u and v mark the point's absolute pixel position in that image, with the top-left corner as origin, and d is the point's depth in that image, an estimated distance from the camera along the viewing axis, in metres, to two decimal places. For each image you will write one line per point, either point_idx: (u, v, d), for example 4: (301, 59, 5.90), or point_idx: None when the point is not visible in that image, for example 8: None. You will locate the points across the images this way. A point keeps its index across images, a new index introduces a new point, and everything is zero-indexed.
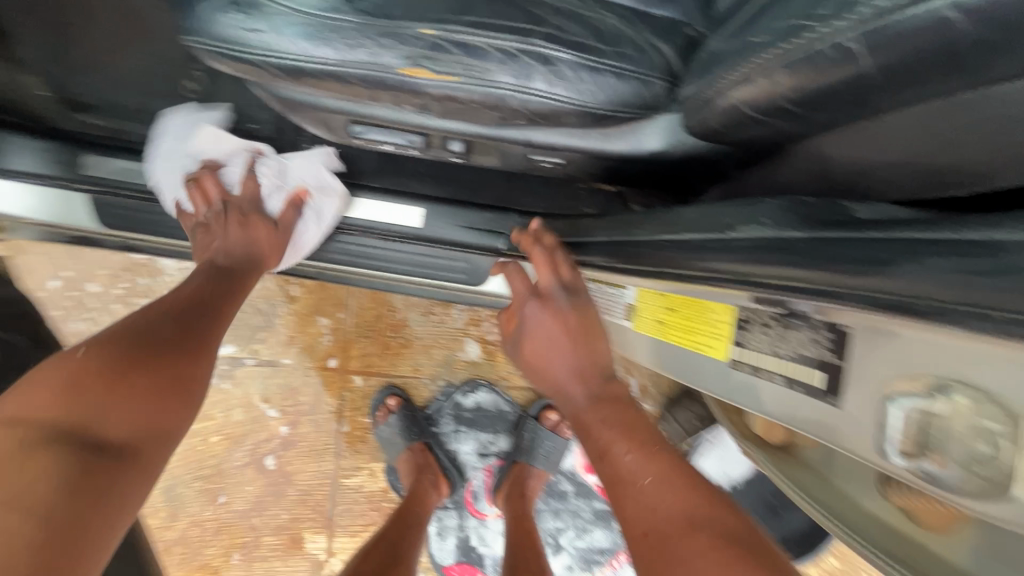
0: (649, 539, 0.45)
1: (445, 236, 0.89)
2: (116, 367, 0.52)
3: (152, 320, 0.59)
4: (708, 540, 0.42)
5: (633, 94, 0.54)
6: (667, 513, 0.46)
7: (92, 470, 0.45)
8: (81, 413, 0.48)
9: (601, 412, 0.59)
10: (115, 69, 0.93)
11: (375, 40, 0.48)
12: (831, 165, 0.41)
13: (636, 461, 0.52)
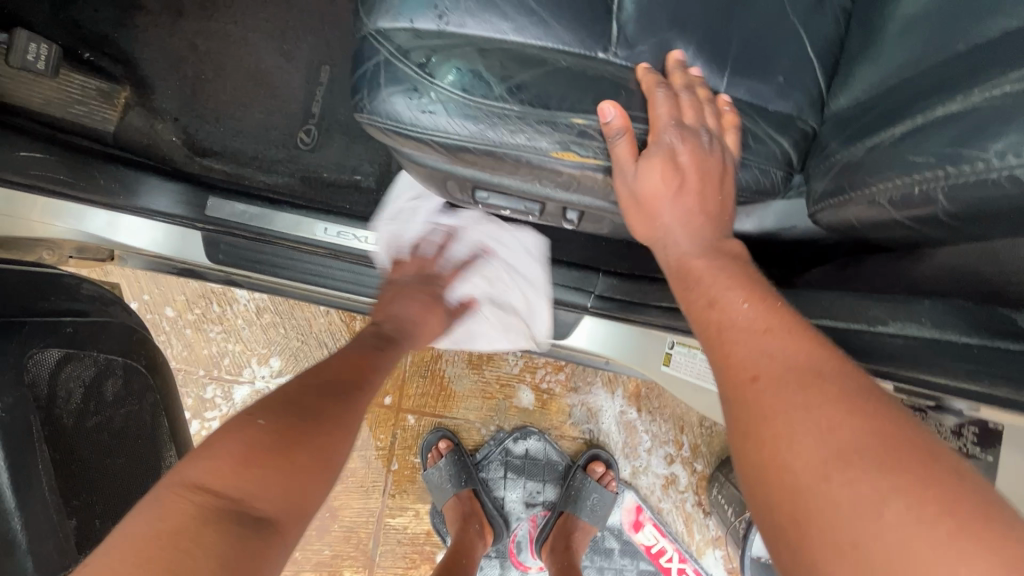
0: (754, 387, 0.42)
1: (534, 290, 0.92)
2: (278, 449, 0.51)
3: (303, 401, 0.59)
4: (832, 391, 0.39)
5: (754, 182, 0.60)
6: (781, 364, 0.43)
7: (242, 540, 0.44)
8: (235, 486, 0.47)
9: (701, 267, 0.55)
10: (236, 120, 1.02)
11: (532, 127, 0.54)
12: (969, 272, 0.45)
13: (746, 316, 0.48)
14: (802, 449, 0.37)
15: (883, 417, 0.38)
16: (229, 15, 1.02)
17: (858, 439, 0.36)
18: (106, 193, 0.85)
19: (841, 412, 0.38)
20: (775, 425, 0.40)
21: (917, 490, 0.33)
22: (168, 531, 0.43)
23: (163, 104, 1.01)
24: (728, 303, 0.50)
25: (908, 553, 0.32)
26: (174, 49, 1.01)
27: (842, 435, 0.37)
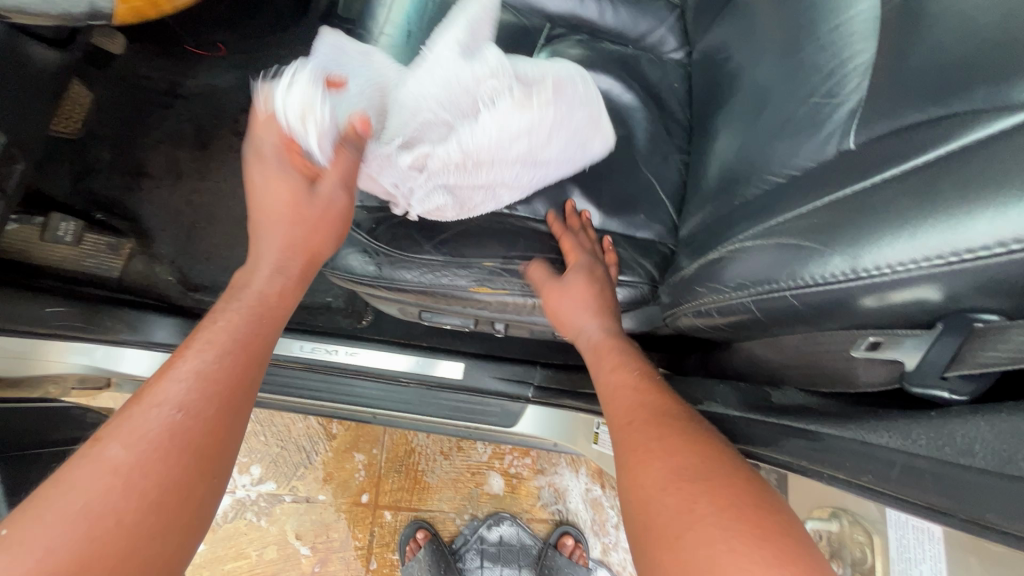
0: (624, 425, 0.59)
1: (484, 385, 1.07)
2: (179, 472, 0.47)
3: (213, 375, 0.52)
4: (678, 430, 0.55)
5: (628, 295, 0.81)
6: (645, 409, 0.59)
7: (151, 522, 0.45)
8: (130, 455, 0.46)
9: (598, 345, 0.72)
10: (225, 259, 1.20)
11: (454, 269, 0.74)
12: (755, 364, 0.61)
13: (625, 378, 0.65)
14: (643, 463, 0.53)
15: (704, 444, 0.53)
16: (220, 175, 1.24)
17: (678, 456, 0.52)
18: (111, 331, 1.01)
19: (678, 436, 0.54)
20: (628, 449, 0.56)
21: (730, 506, 0.46)
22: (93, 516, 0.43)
23: (162, 250, 1.19)
24: (612, 369, 0.67)
25: (719, 544, 0.43)
26: (173, 205, 1.22)
27: (683, 456, 0.52)
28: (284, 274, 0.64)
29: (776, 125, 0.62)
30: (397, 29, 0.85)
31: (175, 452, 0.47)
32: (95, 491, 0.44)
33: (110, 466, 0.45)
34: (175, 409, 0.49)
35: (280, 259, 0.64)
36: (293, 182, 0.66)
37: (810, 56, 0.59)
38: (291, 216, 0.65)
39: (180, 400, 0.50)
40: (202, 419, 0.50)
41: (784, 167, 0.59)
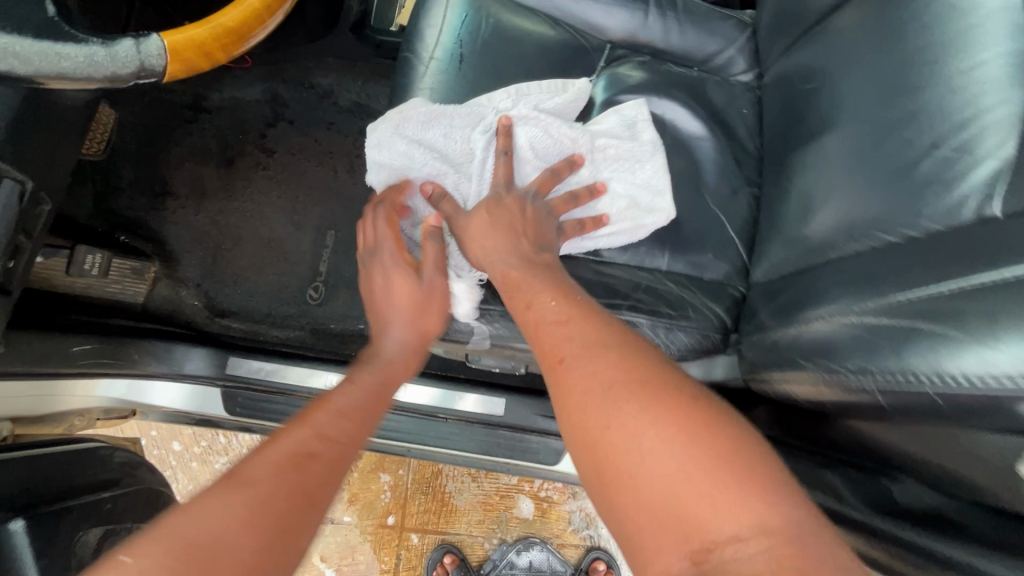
0: (613, 456, 0.44)
1: (527, 422, 1.01)
2: (326, 483, 0.49)
3: (354, 408, 0.57)
4: (611, 354, 0.50)
5: (697, 342, 0.73)
6: (639, 419, 0.44)
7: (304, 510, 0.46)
8: (295, 450, 0.49)
9: (564, 337, 0.53)
10: (254, 282, 1.15)
11: (513, 318, 0.72)
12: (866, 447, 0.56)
13: (600, 377, 0.48)
14: (651, 522, 0.40)
15: (733, 472, 0.40)
16: (246, 193, 1.19)
17: (676, 443, 0.42)
18: (140, 363, 0.98)
19: (699, 471, 0.40)
20: (631, 498, 0.42)
21: (697, 449, 0.41)
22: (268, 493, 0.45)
23: (188, 273, 1.14)
24: (587, 370, 0.49)
25: (718, 514, 0.38)
26: (199, 226, 1.17)
27: (619, 383, 0.47)
28: (404, 361, 0.67)
29: (888, 175, 0.55)
30: (447, 52, 0.78)
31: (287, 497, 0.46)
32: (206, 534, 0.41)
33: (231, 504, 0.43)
34: (291, 457, 0.49)
35: (405, 348, 0.68)
36: (405, 276, 0.70)
37: (931, 100, 0.53)
38: (407, 309, 0.69)
39: (293, 449, 0.49)
40: (349, 435, 0.54)
41: (902, 226, 0.53)
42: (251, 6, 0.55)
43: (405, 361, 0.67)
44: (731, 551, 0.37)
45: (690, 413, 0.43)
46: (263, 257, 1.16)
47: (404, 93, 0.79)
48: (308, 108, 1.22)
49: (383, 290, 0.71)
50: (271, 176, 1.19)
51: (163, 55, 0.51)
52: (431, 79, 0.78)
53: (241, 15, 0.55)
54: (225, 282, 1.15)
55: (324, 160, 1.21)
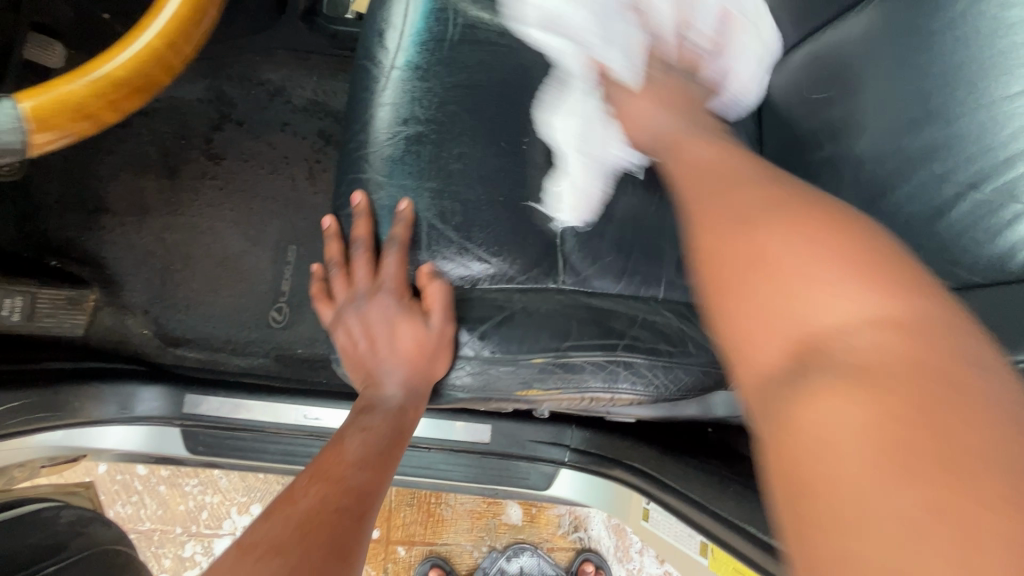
0: (753, 254, 0.40)
1: (515, 448, 0.96)
2: (344, 530, 0.50)
3: (365, 459, 0.60)
4: (744, 182, 0.47)
5: (699, 381, 0.65)
6: (799, 237, 0.39)
7: (329, 554, 0.47)
8: (310, 507, 0.51)
9: (742, 164, 0.50)
10: (208, 305, 1.04)
11: (494, 368, 0.62)
12: None
13: (767, 203, 0.43)
14: (762, 323, 0.38)
15: (905, 304, 0.34)
16: (194, 207, 1.07)
17: (814, 231, 0.39)
18: (82, 411, 0.88)
19: (833, 283, 0.36)
20: (754, 303, 0.39)
21: (822, 251, 0.37)
22: (288, 546, 0.46)
23: (133, 298, 1.03)
24: (762, 205, 0.43)
25: (834, 306, 0.35)
26: (141, 246, 1.05)
27: (750, 206, 0.43)
28: (404, 407, 0.65)
29: (913, 214, 0.50)
30: (409, 58, 0.67)
31: (298, 545, 0.47)
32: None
33: (249, 557, 0.45)
34: (304, 513, 0.51)
35: (403, 394, 0.65)
36: (405, 317, 0.64)
37: (969, 132, 0.47)
38: (411, 356, 0.63)
39: (311, 508, 0.51)
40: (362, 488, 0.56)
41: (934, 272, 0.49)
42: (152, 47, 0.47)
43: (406, 410, 0.65)
44: (846, 347, 0.33)
45: (888, 273, 0.36)
46: (215, 278, 1.05)
47: (361, 107, 0.68)
48: (257, 108, 1.10)
49: (384, 338, 0.66)
50: (220, 187, 1.08)
51: (19, 128, 0.42)
52: (394, 91, 0.66)
53: (135, 59, 0.46)
54: (172, 305, 1.04)
55: (281, 168, 1.09)
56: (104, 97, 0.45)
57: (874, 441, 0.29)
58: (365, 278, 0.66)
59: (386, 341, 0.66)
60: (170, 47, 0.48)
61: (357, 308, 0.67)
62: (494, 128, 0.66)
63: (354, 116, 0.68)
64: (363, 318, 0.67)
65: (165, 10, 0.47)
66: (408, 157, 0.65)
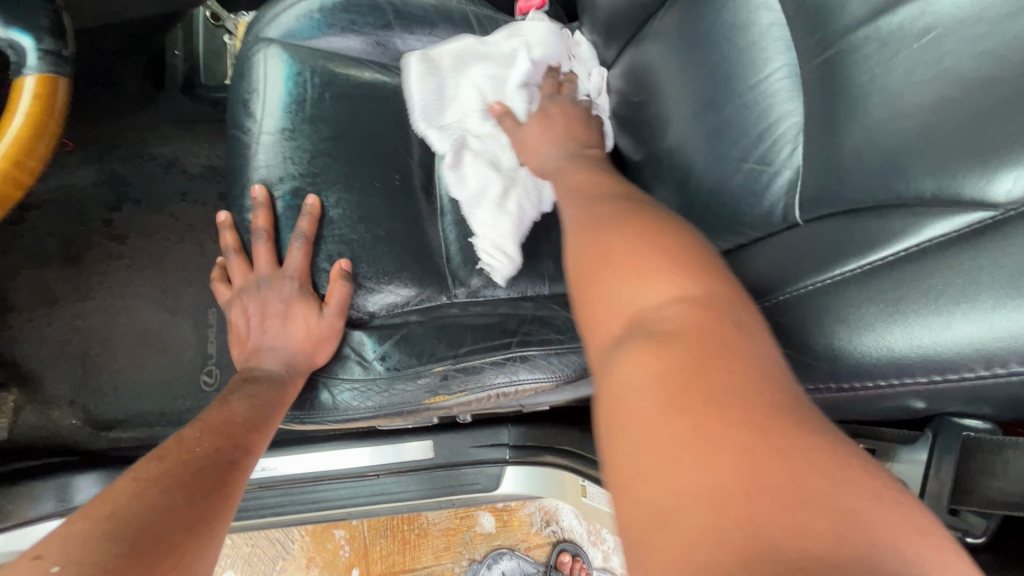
0: (599, 278, 0.42)
1: (459, 457, 1.01)
2: (217, 486, 0.53)
3: (246, 420, 0.62)
4: (640, 232, 0.45)
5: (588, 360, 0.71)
6: (642, 271, 0.40)
7: (202, 504, 0.50)
8: (182, 461, 0.54)
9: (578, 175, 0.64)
10: (133, 383, 1.05)
11: (401, 383, 0.67)
12: None
13: (620, 228, 0.46)
14: (606, 312, 0.40)
15: (714, 299, 0.37)
16: (104, 288, 1.07)
17: (649, 266, 0.40)
18: (17, 511, 0.87)
19: (657, 287, 0.38)
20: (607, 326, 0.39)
21: (668, 283, 0.38)
22: (160, 490, 0.50)
23: (54, 390, 1.02)
24: (610, 238, 0.45)
25: (653, 298, 0.38)
26: (55, 337, 1.04)
27: (619, 252, 0.43)
28: (288, 381, 0.66)
29: (709, 189, 0.58)
30: (278, 120, 0.72)
31: (193, 487, 0.52)
32: (126, 510, 0.46)
33: (147, 491, 0.49)
34: (195, 460, 0.55)
35: (284, 369, 0.67)
36: (301, 302, 0.68)
37: (734, 115, 0.56)
38: (303, 341, 0.67)
39: (183, 464, 0.54)
40: (241, 449, 0.60)
41: (730, 234, 0.56)
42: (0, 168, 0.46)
43: (290, 382, 0.66)
44: (658, 321, 0.36)
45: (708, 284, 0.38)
46: (136, 354, 1.06)
47: (242, 173, 0.73)
48: (152, 182, 1.12)
49: (276, 319, 0.69)
50: (128, 265, 1.09)
51: None
52: (270, 153, 0.72)
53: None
54: (96, 389, 1.04)
55: (187, 236, 1.11)
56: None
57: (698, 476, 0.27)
58: (268, 262, 0.70)
59: (279, 323, 0.69)
60: (19, 162, 0.47)
61: (257, 291, 0.70)
62: (368, 170, 0.73)
63: (236, 180, 0.73)
64: (262, 299, 0.70)
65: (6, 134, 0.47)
66: (288, 210, 0.71)
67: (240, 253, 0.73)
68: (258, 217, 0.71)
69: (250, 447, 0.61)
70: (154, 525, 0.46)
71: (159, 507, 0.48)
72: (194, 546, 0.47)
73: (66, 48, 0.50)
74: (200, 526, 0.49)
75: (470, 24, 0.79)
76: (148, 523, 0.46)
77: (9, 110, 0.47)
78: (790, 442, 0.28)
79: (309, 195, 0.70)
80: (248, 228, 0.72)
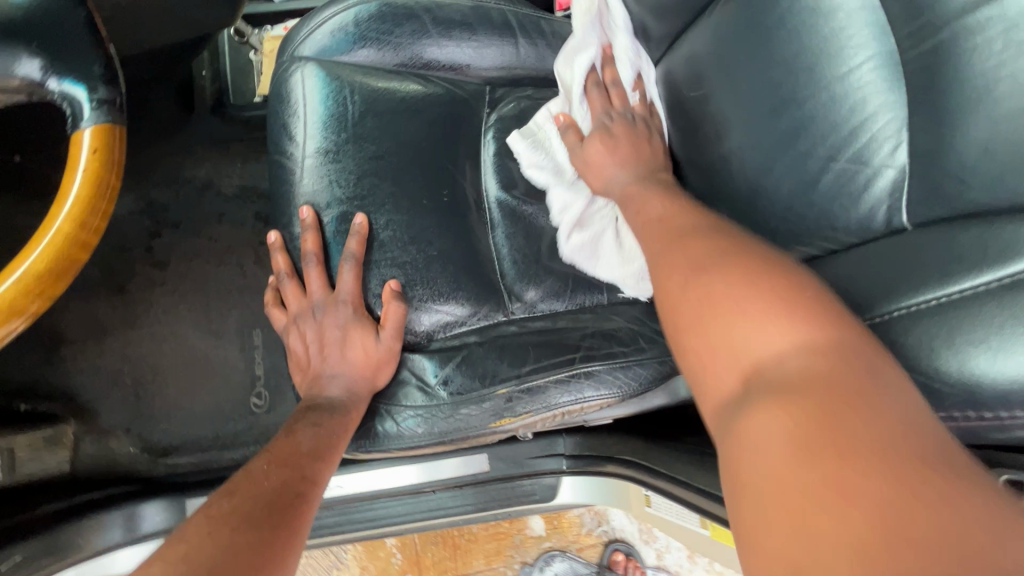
0: (700, 340, 0.40)
1: (514, 469, 1.00)
2: (290, 519, 0.50)
3: (306, 452, 0.59)
4: (731, 268, 0.43)
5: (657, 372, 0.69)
6: (747, 317, 0.38)
7: (277, 540, 0.47)
8: (249, 495, 0.51)
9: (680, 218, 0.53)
10: (186, 409, 1.06)
11: (464, 408, 0.65)
12: None
13: (707, 256, 0.45)
14: (718, 360, 0.38)
15: (806, 314, 0.37)
16: (150, 315, 1.08)
17: (751, 295, 0.39)
18: (86, 543, 0.84)
19: (757, 318, 0.38)
20: (717, 363, 0.38)
21: (772, 307, 0.38)
22: (234, 525, 0.46)
23: (111, 420, 1.03)
24: (727, 286, 0.41)
25: (752, 325, 0.38)
26: (107, 367, 1.05)
27: (712, 290, 0.42)
28: (350, 406, 0.64)
29: (792, 190, 0.53)
30: (320, 142, 0.70)
31: (265, 521, 0.48)
32: (206, 546, 0.43)
33: (222, 526, 0.45)
34: (264, 492, 0.52)
35: (348, 396, 0.65)
36: (356, 327, 0.66)
37: (817, 111, 0.51)
38: (362, 366, 0.65)
39: (252, 497, 0.50)
40: (307, 481, 0.56)
41: (819, 241, 0.52)
42: (64, 231, 0.44)
43: (353, 409, 0.64)
44: (781, 369, 0.35)
45: (804, 299, 0.38)
46: (187, 381, 1.06)
47: (285, 198, 0.71)
48: (189, 207, 1.11)
49: (335, 346, 0.67)
50: (172, 292, 1.09)
51: None
52: (314, 178, 0.70)
53: (51, 247, 0.44)
54: (151, 416, 1.04)
55: (227, 258, 1.11)
56: (35, 297, 0.43)
57: (821, 504, 0.28)
58: (320, 286, 0.68)
59: (337, 350, 0.68)
60: (83, 224, 0.45)
61: (312, 316, 0.68)
62: (415, 188, 0.70)
63: (280, 206, 0.71)
64: (316, 325, 0.68)
65: (69, 195, 0.45)
66: (336, 233, 0.69)
67: (293, 277, 0.71)
68: (308, 238, 0.68)
69: (313, 479, 0.57)
70: (233, 562, 0.42)
71: (234, 543, 0.44)
72: None
73: (120, 94, 0.48)
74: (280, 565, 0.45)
75: (509, 26, 0.75)
76: (228, 560, 0.42)
77: (69, 171, 0.45)
78: (954, 498, 0.27)
79: (357, 215, 0.68)
80: (298, 251, 0.70)
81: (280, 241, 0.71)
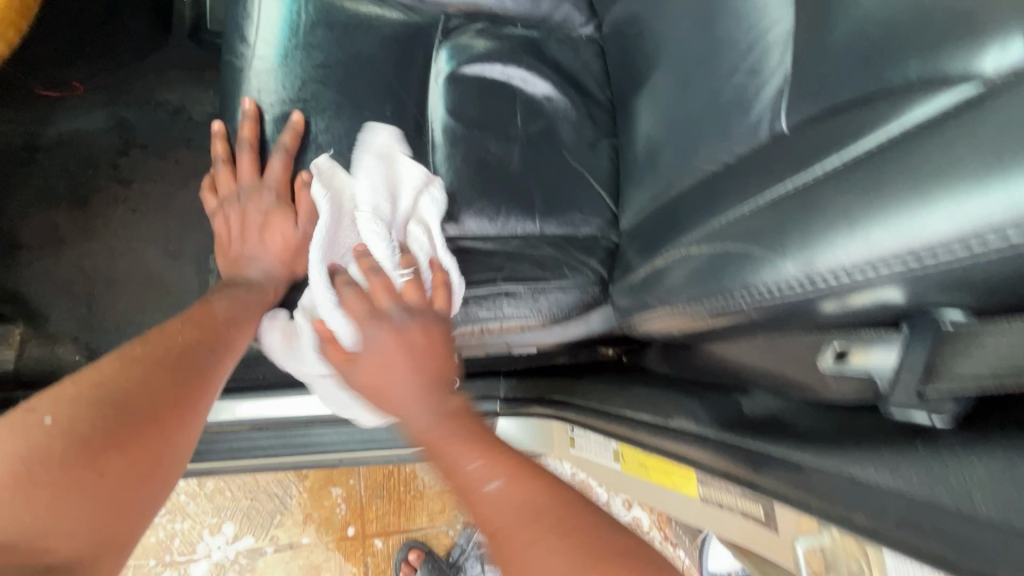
0: None
1: None
2: (201, 368, 0.56)
3: (230, 311, 0.63)
4: (565, 527, 0.44)
5: (576, 299, 0.72)
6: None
7: (184, 386, 0.54)
8: (165, 342, 0.57)
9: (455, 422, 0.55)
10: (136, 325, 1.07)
11: None
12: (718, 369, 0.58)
13: (543, 517, 0.45)
14: None
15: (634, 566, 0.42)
16: (109, 230, 1.10)
17: (593, 563, 0.42)
18: None
19: None
20: None
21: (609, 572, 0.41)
22: (143, 369, 0.53)
23: (59, 327, 1.05)
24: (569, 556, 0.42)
25: None
26: (61, 276, 1.07)
27: (564, 572, 0.42)
28: (267, 287, 0.67)
29: (698, 107, 0.57)
30: (271, 43, 0.73)
31: (171, 371, 0.54)
32: (110, 383, 0.50)
33: (132, 367, 0.52)
34: (177, 346, 0.57)
35: (265, 279, 0.68)
36: (279, 211, 0.69)
37: (726, 28, 0.54)
38: (281, 251, 0.68)
39: (166, 346, 0.56)
40: (228, 337, 0.61)
41: (716, 154, 0.54)
42: None
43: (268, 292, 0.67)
44: None
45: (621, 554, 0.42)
46: (140, 297, 1.08)
47: (235, 96, 0.73)
48: (159, 129, 1.14)
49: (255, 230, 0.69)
50: (133, 209, 1.11)
51: None
52: (264, 78, 0.72)
53: None
54: (100, 328, 1.06)
55: (191, 182, 1.13)
56: None
57: None
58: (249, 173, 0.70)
59: (257, 234, 0.70)
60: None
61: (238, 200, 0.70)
62: (360, 101, 0.72)
63: (229, 102, 0.74)
64: (241, 210, 0.70)
65: None
66: (273, 125, 0.71)
67: (227, 162, 0.73)
68: (245, 125, 0.71)
69: (231, 342, 0.62)
70: (137, 401, 0.50)
71: (143, 385, 0.51)
72: (183, 426, 0.52)
73: None
74: (187, 409, 0.53)
75: None
76: (132, 399, 0.50)
77: None
78: None
79: (296, 112, 0.70)
80: (235, 139, 0.72)
81: (222, 130, 0.73)
